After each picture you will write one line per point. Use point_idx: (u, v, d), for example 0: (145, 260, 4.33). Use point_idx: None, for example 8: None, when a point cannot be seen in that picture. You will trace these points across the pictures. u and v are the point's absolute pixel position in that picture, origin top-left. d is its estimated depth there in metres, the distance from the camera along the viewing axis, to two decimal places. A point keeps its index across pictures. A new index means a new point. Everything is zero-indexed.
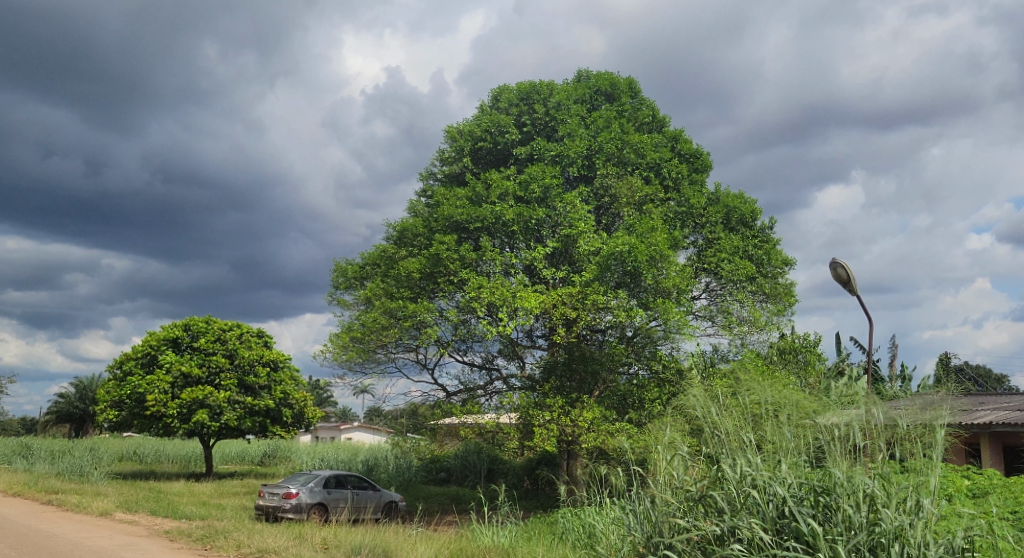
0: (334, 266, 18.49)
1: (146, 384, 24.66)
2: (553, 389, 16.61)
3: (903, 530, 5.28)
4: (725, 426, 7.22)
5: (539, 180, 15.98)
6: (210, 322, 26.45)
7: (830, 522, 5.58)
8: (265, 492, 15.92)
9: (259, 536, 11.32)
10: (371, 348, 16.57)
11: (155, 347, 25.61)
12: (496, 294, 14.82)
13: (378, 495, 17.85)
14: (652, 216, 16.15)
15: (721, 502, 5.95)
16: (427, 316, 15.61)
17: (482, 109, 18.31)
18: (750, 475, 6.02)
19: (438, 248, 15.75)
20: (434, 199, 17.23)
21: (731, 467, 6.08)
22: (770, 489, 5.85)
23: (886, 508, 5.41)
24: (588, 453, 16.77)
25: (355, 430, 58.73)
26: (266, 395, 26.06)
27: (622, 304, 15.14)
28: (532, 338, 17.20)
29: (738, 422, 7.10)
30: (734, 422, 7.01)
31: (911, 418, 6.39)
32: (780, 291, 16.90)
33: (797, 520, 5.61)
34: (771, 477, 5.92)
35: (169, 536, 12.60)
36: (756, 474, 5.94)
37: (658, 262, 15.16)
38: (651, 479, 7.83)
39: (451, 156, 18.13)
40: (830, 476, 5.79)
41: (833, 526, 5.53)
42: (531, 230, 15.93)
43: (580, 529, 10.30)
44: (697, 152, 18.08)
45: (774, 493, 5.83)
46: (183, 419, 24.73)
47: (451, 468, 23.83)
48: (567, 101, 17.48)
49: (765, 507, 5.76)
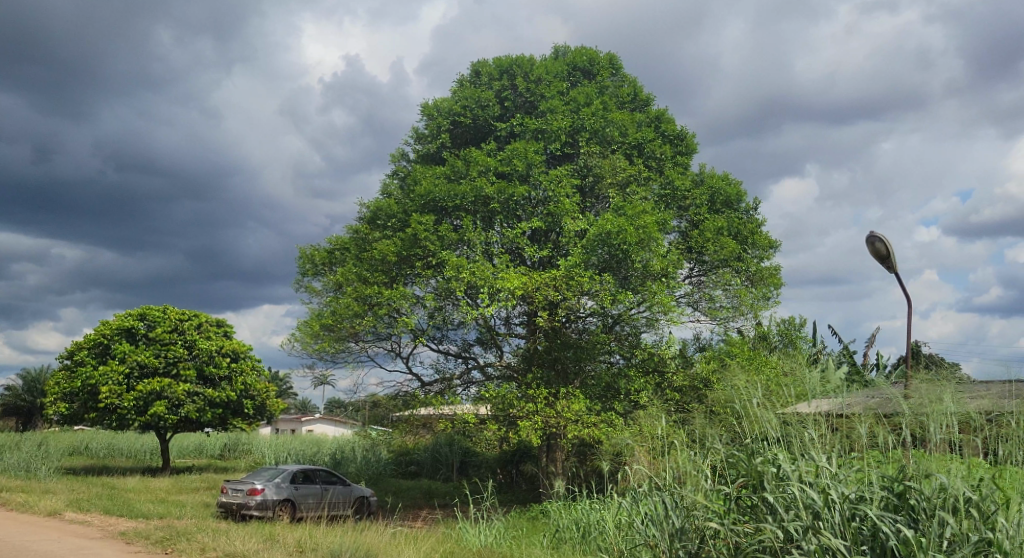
0: (301, 251, 17.54)
1: (99, 375, 23.39)
2: (534, 379, 15.93)
3: (1006, 535, 4.43)
4: (756, 417, 6.49)
5: (522, 157, 15.26)
6: (166, 310, 25.14)
7: (916, 526, 4.67)
8: (228, 488, 14.99)
9: (225, 538, 10.39)
10: (343, 337, 15.68)
11: (108, 336, 24.33)
12: (477, 275, 14.05)
13: (348, 490, 16.94)
14: (638, 197, 15.50)
15: (771, 505, 5.13)
16: (402, 302, 14.70)
17: (459, 85, 17.50)
18: (808, 472, 5.18)
19: (415, 227, 14.92)
20: (411, 178, 16.36)
21: (783, 462, 5.22)
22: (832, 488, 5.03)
23: (983, 512, 4.60)
24: (570, 445, 16.14)
25: (317, 422, 57.67)
26: (226, 386, 24.91)
27: (607, 289, 14.50)
28: (511, 325, 16.45)
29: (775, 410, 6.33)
30: (771, 414, 6.26)
31: (982, 403, 5.67)
32: (766, 275, 16.23)
33: (871, 522, 4.76)
34: (833, 474, 5.10)
35: (125, 539, 11.59)
36: (816, 471, 5.09)
37: (645, 244, 14.49)
38: (668, 478, 7.13)
39: (426, 134, 17.28)
40: (907, 471, 4.95)
41: (920, 531, 4.63)
42: (513, 211, 15.20)
43: (573, 528, 9.61)
44: (680, 132, 17.45)
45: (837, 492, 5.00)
46: (139, 412, 23.51)
47: (422, 461, 23.06)
48: (547, 76, 16.75)
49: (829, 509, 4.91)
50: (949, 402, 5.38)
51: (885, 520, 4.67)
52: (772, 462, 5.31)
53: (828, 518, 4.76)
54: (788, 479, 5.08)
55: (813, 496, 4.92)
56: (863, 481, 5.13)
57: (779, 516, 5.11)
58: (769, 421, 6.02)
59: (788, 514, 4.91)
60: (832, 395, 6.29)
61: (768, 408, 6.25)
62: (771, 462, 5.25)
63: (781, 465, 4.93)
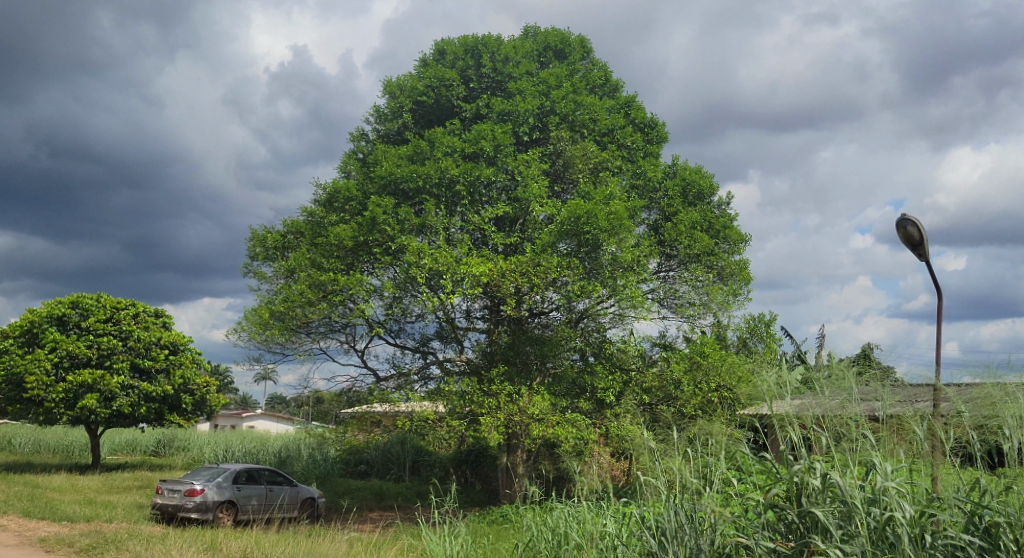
0: (251, 233, 16.44)
1: (25, 365, 21.84)
2: (496, 373, 15.14)
3: None
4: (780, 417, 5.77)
5: (490, 139, 14.52)
6: (101, 298, 23.52)
7: (992, 547, 3.98)
8: (164, 489, 13.91)
9: (161, 546, 9.35)
10: (294, 327, 14.63)
11: (36, 325, 22.70)
12: (439, 261, 13.19)
13: (296, 490, 15.88)
14: (608, 185, 14.85)
15: (815, 519, 4.41)
16: (359, 290, 13.71)
17: (423, 63, 16.62)
18: (855, 482, 4.50)
19: (374, 210, 13.99)
20: (371, 159, 15.41)
21: (829, 471, 4.52)
22: (888, 500, 4.33)
23: None
24: (532, 445, 15.40)
25: (258, 418, 56.01)
26: (163, 379, 23.44)
27: (577, 278, 13.79)
28: (472, 318, 15.62)
29: (803, 410, 5.69)
30: (801, 413, 5.56)
31: None
32: (736, 269, 15.61)
33: (939, 544, 4.06)
34: (887, 484, 4.40)
35: (46, 546, 10.42)
36: (866, 480, 4.42)
37: (616, 234, 13.85)
38: (670, 482, 6.46)
39: (387, 113, 16.35)
40: (974, 482, 4.27)
41: (996, 552, 3.95)
42: (476, 196, 14.39)
43: (547, 534, 8.82)
44: (651, 121, 16.80)
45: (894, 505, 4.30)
46: (67, 405, 21.98)
47: (372, 460, 22.08)
48: (516, 56, 16.03)
49: (887, 525, 4.18)
50: (1016, 404, 4.80)
51: (959, 542, 3.97)
52: (813, 470, 4.62)
53: (893, 540, 4.09)
54: (838, 493, 4.40)
55: (870, 511, 4.25)
56: (921, 494, 4.46)
57: (825, 532, 4.42)
58: (801, 423, 5.32)
59: (839, 532, 4.21)
60: (865, 392, 5.70)
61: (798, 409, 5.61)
62: (814, 472, 4.59)
63: (835, 476, 4.25)
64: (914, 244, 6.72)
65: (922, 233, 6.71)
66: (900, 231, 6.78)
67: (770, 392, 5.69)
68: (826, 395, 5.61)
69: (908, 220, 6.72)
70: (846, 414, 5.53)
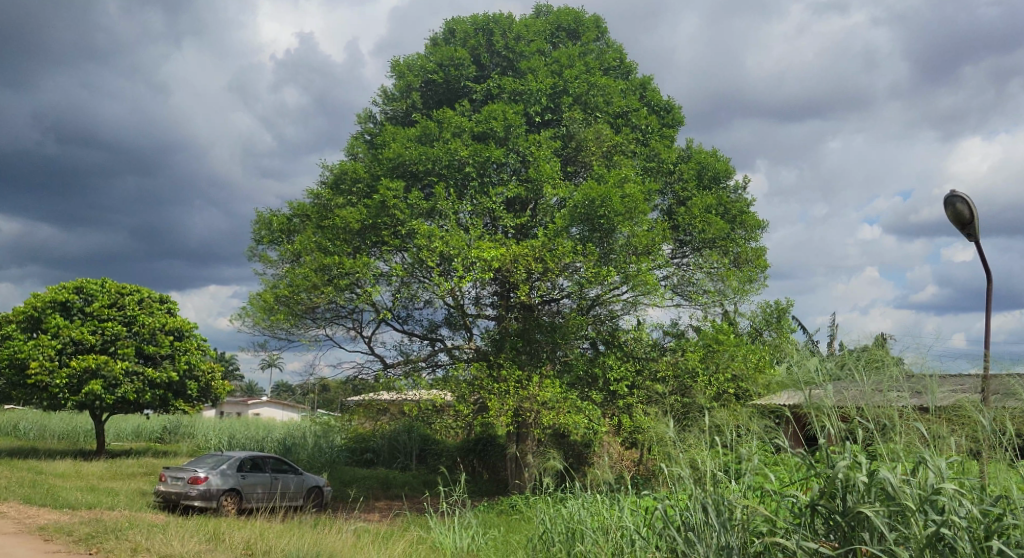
0: (257, 216, 16.11)
1: (29, 350, 21.63)
2: (506, 360, 14.78)
3: None
4: (816, 407, 5.37)
5: (501, 120, 14.14)
6: (105, 283, 23.25)
7: None
8: (168, 476, 13.65)
9: (161, 536, 9.02)
10: (299, 312, 14.29)
11: (40, 309, 22.44)
12: (449, 244, 12.82)
13: (301, 479, 15.58)
14: (622, 168, 14.46)
15: (862, 518, 4.00)
16: (367, 273, 13.36)
17: (432, 42, 16.21)
18: (906, 477, 4.10)
19: (382, 193, 13.63)
20: (379, 140, 15.03)
21: (878, 465, 4.10)
22: (945, 497, 3.92)
23: None
24: (542, 434, 15.06)
25: (263, 405, 55.95)
26: (168, 365, 23.18)
27: (591, 263, 13.40)
28: (481, 305, 15.26)
29: (841, 399, 5.28)
30: (839, 404, 5.16)
31: None
32: (752, 256, 15.20)
33: (1005, 547, 3.66)
34: (941, 480, 4.00)
35: (44, 534, 10.13)
36: (919, 475, 4.02)
37: (631, 217, 13.47)
38: (696, 475, 6.07)
39: (396, 94, 15.96)
40: None
41: None
42: (486, 179, 14.01)
43: (560, 527, 8.46)
44: (666, 104, 16.37)
45: (952, 504, 3.90)
46: (71, 390, 21.76)
47: (378, 448, 21.80)
48: (528, 35, 15.62)
49: (946, 526, 3.77)
50: None
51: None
52: (858, 464, 4.23)
53: (954, 545, 3.65)
54: (889, 492, 3.97)
55: (925, 510, 3.85)
56: (979, 491, 4.07)
57: (872, 532, 4.03)
58: (842, 413, 4.92)
59: (891, 533, 3.81)
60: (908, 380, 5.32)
61: (837, 397, 5.19)
62: (860, 467, 4.15)
63: (885, 472, 3.82)
64: (964, 222, 6.91)
65: (971, 212, 6.89)
66: (950, 209, 6.98)
67: (806, 380, 5.29)
68: (868, 383, 5.20)
69: (958, 199, 6.92)
70: (890, 404, 5.12)
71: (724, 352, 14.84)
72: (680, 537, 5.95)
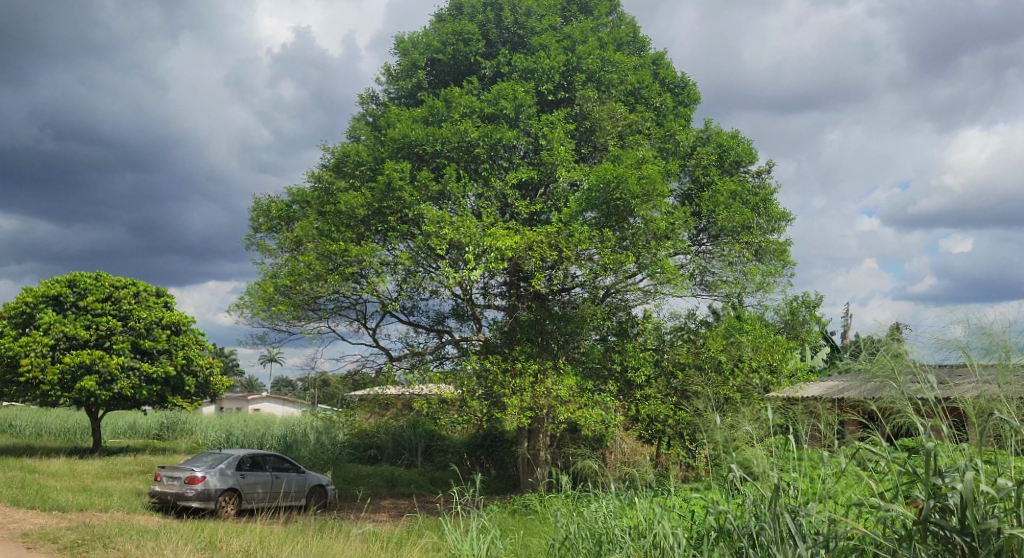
0: (255, 203, 15.39)
1: (21, 346, 20.91)
2: (519, 352, 14.07)
3: None
4: (908, 405, 4.66)
5: (511, 99, 13.42)
6: (99, 277, 22.49)
7: None
8: (163, 476, 12.97)
9: (151, 544, 8.29)
10: (302, 303, 13.56)
11: (32, 305, 21.74)
12: (460, 230, 12.10)
13: (303, 478, 14.88)
14: (638, 148, 13.78)
15: (999, 541, 3.29)
16: (373, 262, 12.62)
17: (437, 18, 15.49)
18: None
19: (388, 175, 12.95)
20: (382, 121, 14.32)
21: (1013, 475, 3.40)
22: None
23: None
24: (556, 429, 14.37)
25: (262, 400, 55.41)
26: (165, 360, 22.42)
27: (609, 248, 12.68)
28: (490, 295, 14.54)
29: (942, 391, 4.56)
30: (936, 400, 4.47)
31: None
32: (773, 246, 14.54)
33: None
34: None
35: (27, 542, 9.39)
36: None
37: (651, 199, 12.74)
38: (758, 477, 5.35)
39: (399, 73, 15.24)
40: None
41: None
42: (497, 161, 13.29)
43: (588, 531, 7.78)
44: (682, 82, 15.66)
45: None
46: (65, 387, 21.06)
47: (383, 445, 21.12)
48: (539, 10, 14.91)
49: None
50: None
51: None
52: (982, 473, 3.52)
53: None
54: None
55: None
56: None
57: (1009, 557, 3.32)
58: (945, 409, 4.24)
59: None
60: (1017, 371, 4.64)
61: (935, 389, 4.51)
62: (987, 477, 3.46)
63: None
64: None
65: None
66: None
67: (897, 371, 4.59)
68: (976, 372, 4.51)
69: None
70: (1001, 398, 4.41)
71: (746, 342, 14.14)
72: (741, 550, 5.23)
